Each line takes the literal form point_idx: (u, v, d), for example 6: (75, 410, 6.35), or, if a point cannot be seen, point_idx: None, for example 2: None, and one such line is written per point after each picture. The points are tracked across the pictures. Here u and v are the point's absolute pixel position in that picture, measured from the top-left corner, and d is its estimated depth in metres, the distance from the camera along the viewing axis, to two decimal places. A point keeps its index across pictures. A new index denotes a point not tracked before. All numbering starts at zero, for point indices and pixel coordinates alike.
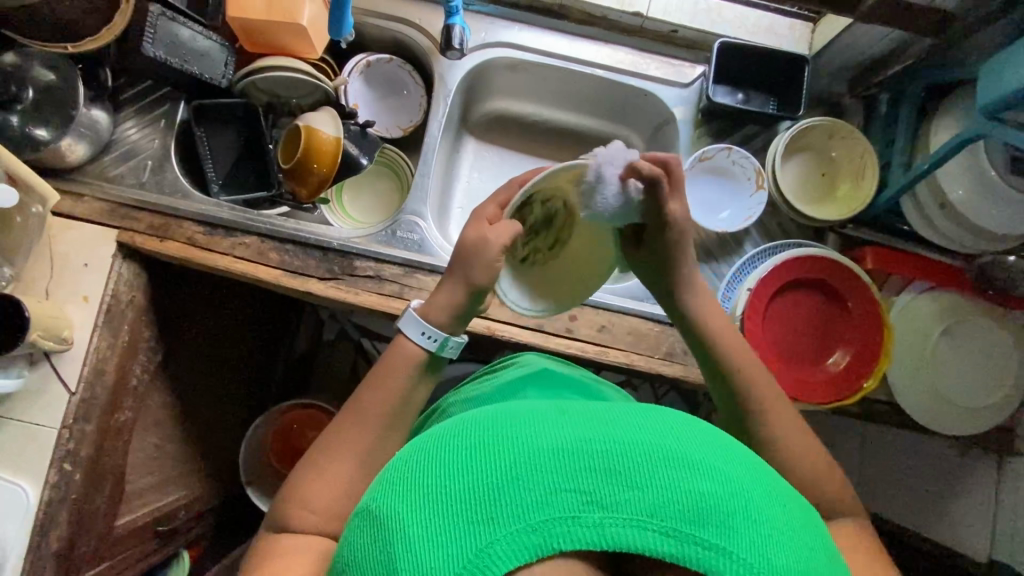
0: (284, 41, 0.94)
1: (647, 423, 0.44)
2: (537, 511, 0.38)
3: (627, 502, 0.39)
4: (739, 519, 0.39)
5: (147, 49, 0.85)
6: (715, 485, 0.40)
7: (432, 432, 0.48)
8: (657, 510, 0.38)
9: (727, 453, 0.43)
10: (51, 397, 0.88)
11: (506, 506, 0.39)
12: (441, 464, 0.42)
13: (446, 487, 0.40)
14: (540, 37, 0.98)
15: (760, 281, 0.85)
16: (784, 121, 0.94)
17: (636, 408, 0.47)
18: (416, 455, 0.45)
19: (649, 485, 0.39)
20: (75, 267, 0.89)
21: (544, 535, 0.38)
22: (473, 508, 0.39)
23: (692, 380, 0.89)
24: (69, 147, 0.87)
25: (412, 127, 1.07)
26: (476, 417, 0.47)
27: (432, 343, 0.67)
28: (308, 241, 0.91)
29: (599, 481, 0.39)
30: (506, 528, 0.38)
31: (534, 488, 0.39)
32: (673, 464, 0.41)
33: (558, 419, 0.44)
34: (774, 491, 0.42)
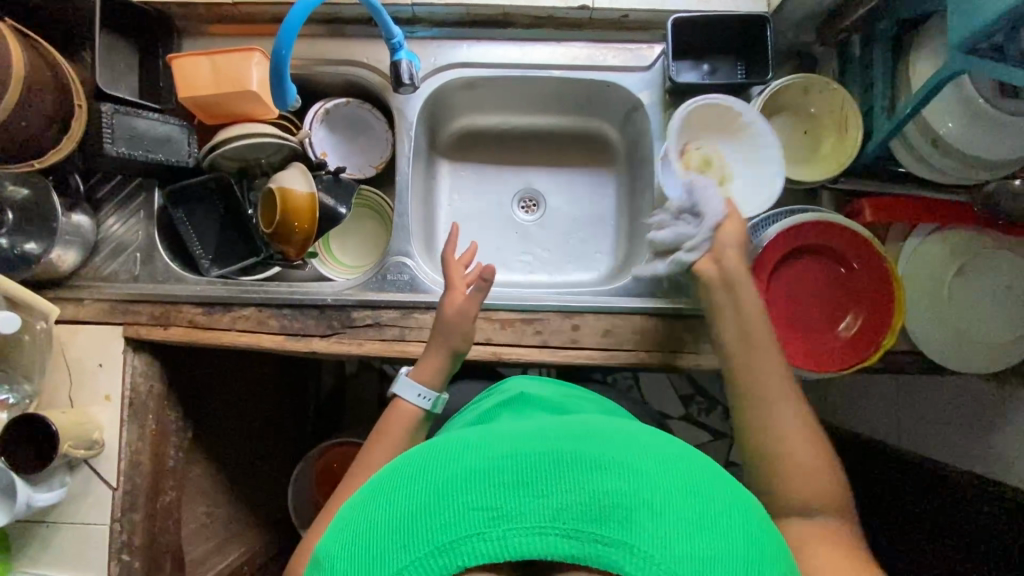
0: (240, 108, 0.94)
1: (559, 435, 0.48)
2: (445, 533, 0.42)
3: (529, 512, 0.42)
4: (642, 513, 0.42)
5: (110, 149, 0.85)
6: (618, 483, 0.43)
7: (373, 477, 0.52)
8: (558, 515, 0.41)
9: (638, 452, 0.47)
10: (96, 496, 0.92)
11: (418, 533, 0.43)
12: (370, 505, 0.47)
13: (374, 526, 0.45)
14: (490, 50, 0.95)
15: (758, 257, 0.83)
16: (755, 86, 0.91)
17: (551, 423, 0.51)
18: (358, 501, 0.49)
19: (552, 492, 0.43)
20: (90, 369, 0.93)
21: (451, 554, 0.41)
22: (395, 541, 0.43)
23: (706, 366, 0.88)
24: (59, 257, 0.89)
25: (384, 163, 1.06)
26: (409, 455, 0.51)
27: (425, 401, 0.79)
28: (303, 301, 0.92)
29: (502, 496, 0.43)
30: (419, 553, 0.42)
31: (444, 512, 0.43)
32: (575, 468, 0.44)
33: (470, 445, 0.48)
34: (685, 479, 0.45)
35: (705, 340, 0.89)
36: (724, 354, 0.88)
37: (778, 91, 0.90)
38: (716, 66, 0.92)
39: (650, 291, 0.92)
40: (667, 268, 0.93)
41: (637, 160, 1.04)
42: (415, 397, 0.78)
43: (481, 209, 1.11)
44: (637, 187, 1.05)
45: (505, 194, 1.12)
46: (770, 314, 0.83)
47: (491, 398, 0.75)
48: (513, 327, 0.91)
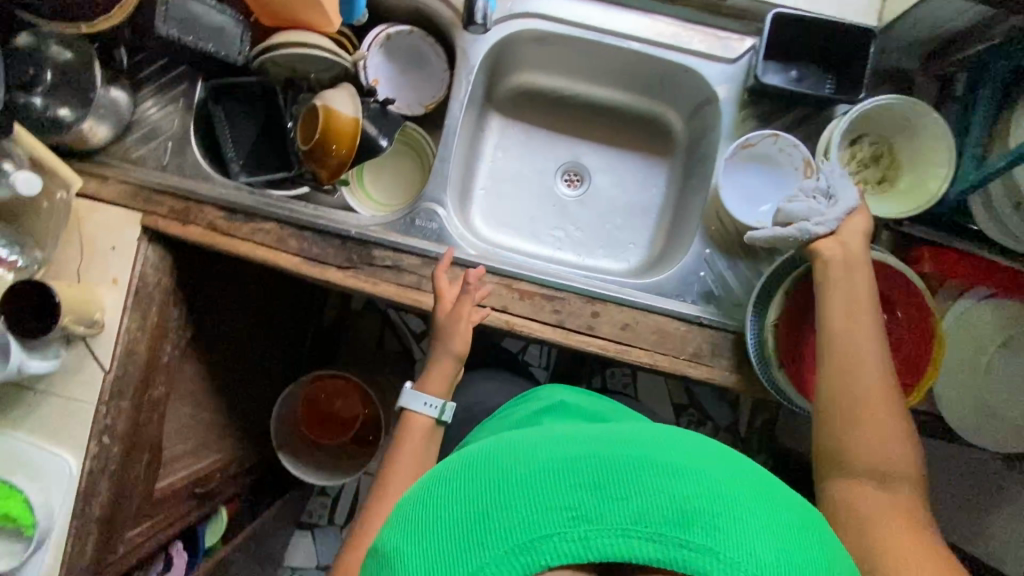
0: (301, 15, 0.89)
1: (629, 437, 0.48)
2: (524, 531, 0.42)
3: (610, 513, 0.41)
4: (723, 519, 0.41)
5: (161, 29, 0.81)
6: (697, 489, 0.43)
7: (433, 473, 0.52)
8: (640, 519, 0.41)
9: (711, 458, 0.46)
10: (88, 374, 0.91)
11: (494, 530, 0.42)
12: (440, 500, 0.47)
13: (445, 521, 0.45)
14: (572, 6, 0.89)
15: (798, 285, 0.79)
16: (842, 104, 0.85)
17: (620, 425, 0.50)
18: (421, 497, 0.49)
19: (633, 494, 0.42)
20: (103, 249, 0.91)
21: (532, 553, 0.41)
22: (469, 536, 0.43)
23: (719, 383, 0.85)
24: (90, 129, 0.87)
25: (435, 104, 1.01)
26: (471, 451, 0.51)
27: (433, 409, 0.84)
28: (327, 228, 0.89)
29: (581, 495, 0.42)
30: (496, 550, 0.41)
31: (520, 510, 0.43)
32: (654, 472, 0.43)
33: (540, 442, 0.48)
34: (759, 489, 0.45)
35: (725, 356, 0.86)
36: (741, 374, 0.85)
37: (868, 113, 0.83)
38: (805, 74, 0.86)
39: (678, 295, 0.89)
40: (702, 274, 0.89)
41: (696, 156, 0.99)
42: (423, 406, 0.84)
43: (523, 173, 1.07)
44: (689, 184, 1.00)
45: (551, 163, 1.08)
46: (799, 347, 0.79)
47: (531, 404, 0.76)
48: (532, 301, 0.88)
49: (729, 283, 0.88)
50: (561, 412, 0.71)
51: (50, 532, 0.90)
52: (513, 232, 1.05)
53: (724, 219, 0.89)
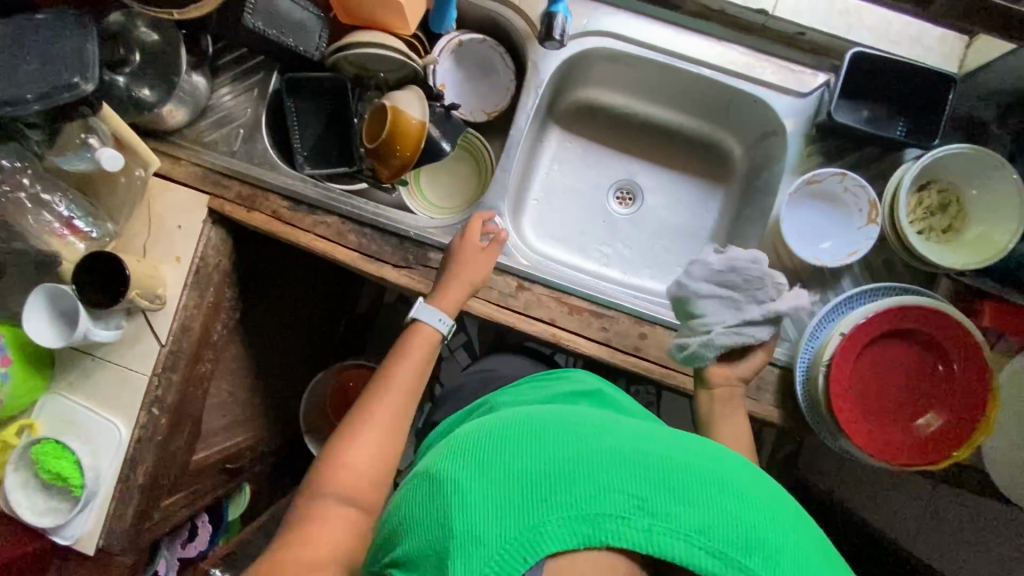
0: (379, 16, 0.92)
1: (697, 453, 0.52)
2: (591, 503, 0.45)
3: (677, 515, 0.45)
4: (783, 556, 0.45)
5: (247, 20, 0.85)
6: (761, 520, 0.47)
7: (495, 423, 0.55)
8: (704, 530, 0.45)
9: (769, 494, 0.51)
10: (144, 347, 0.94)
11: (561, 495, 0.46)
12: (508, 449, 0.50)
13: (513, 470, 0.48)
14: (648, 28, 0.90)
15: (854, 329, 0.78)
16: (913, 149, 0.83)
17: (688, 440, 0.54)
18: (483, 439, 0.53)
19: (699, 506, 0.46)
20: (168, 228, 0.94)
21: (596, 526, 0.45)
22: (536, 490, 0.46)
23: (761, 417, 0.85)
24: (169, 112, 0.90)
25: (497, 112, 1.03)
26: (540, 416, 0.55)
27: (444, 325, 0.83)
28: (387, 227, 0.91)
29: (652, 492, 0.46)
30: (561, 513, 0.45)
31: (591, 483, 0.46)
32: (723, 494, 0.48)
33: (614, 435, 0.52)
34: (809, 535, 0.49)
35: (769, 390, 0.86)
36: (783, 410, 0.85)
37: (943, 159, 0.81)
38: (876, 115, 0.85)
39: None
40: None
41: (755, 186, 0.98)
42: (436, 320, 0.82)
43: (576, 188, 1.08)
44: (745, 214, 0.99)
45: (604, 180, 1.08)
46: (850, 390, 0.79)
47: (561, 383, 0.77)
48: (579, 316, 0.89)
49: None
50: (596, 397, 0.73)
51: (94, 495, 0.93)
52: (562, 245, 1.06)
53: (781, 253, 0.89)
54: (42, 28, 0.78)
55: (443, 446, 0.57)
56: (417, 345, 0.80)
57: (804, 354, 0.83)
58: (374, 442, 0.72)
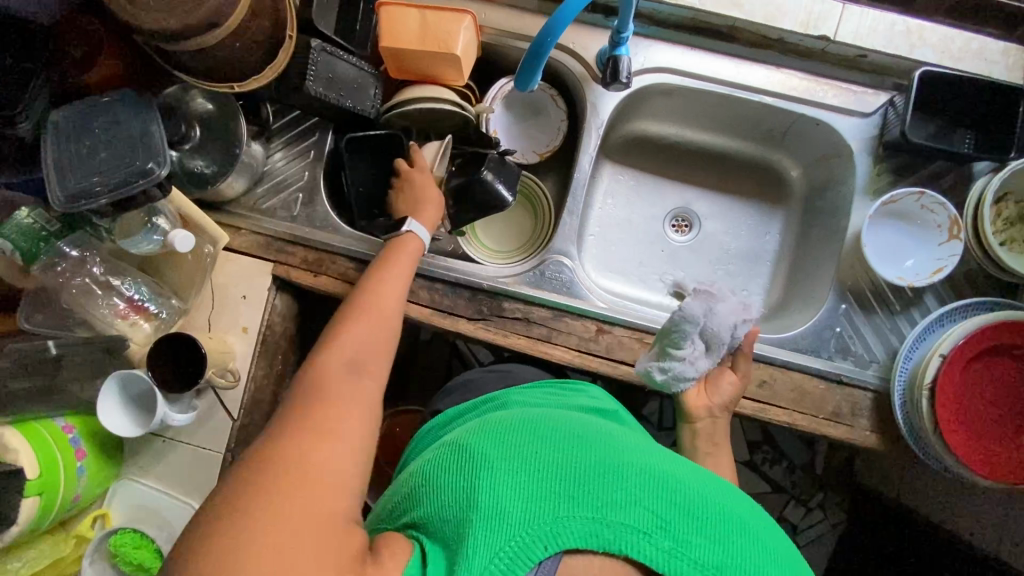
0: (433, 70, 0.91)
1: (720, 489, 0.55)
2: (616, 512, 0.48)
3: (697, 546, 0.48)
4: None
5: (309, 87, 0.84)
6: (774, 567, 0.49)
7: (528, 417, 0.59)
8: (723, 569, 0.47)
9: (782, 542, 0.53)
10: (216, 423, 0.91)
11: (589, 496, 0.49)
12: (540, 443, 0.54)
13: (544, 462, 0.52)
14: (705, 61, 0.89)
15: (957, 346, 0.77)
16: (986, 162, 0.83)
17: (712, 476, 0.57)
18: (516, 427, 0.56)
19: (720, 542, 0.49)
20: (233, 299, 0.91)
21: (614, 533, 0.47)
22: (563, 485, 0.50)
23: (860, 443, 0.83)
24: (230, 184, 0.88)
25: (550, 152, 1.02)
26: (574, 424, 0.58)
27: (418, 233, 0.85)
28: (459, 280, 0.90)
29: (677, 518, 0.49)
30: (584, 512, 0.48)
31: (617, 492, 0.50)
32: (742, 535, 0.50)
33: (647, 459, 0.54)
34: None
35: (864, 415, 0.84)
36: (880, 434, 0.84)
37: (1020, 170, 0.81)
38: (943, 130, 0.85)
39: (815, 350, 0.87)
40: (838, 330, 0.87)
41: (819, 206, 0.97)
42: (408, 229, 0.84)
43: (631, 220, 1.05)
44: (810, 235, 0.98)
45: (660, 210, 1.06)
46: (955, 410, 0.78)
47: (576, 394, 0.76)
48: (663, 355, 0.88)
49: (866, 339, 0.87)
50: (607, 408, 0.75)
51: None
52: (625, 280, 1.03)
53: (860, 273, 0.88)
54: (107, 113, 0.77)
55: (472, 427, 0.60)
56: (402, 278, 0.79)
57: (900, 375, 0.82)
58: (359, 351, 0.67)
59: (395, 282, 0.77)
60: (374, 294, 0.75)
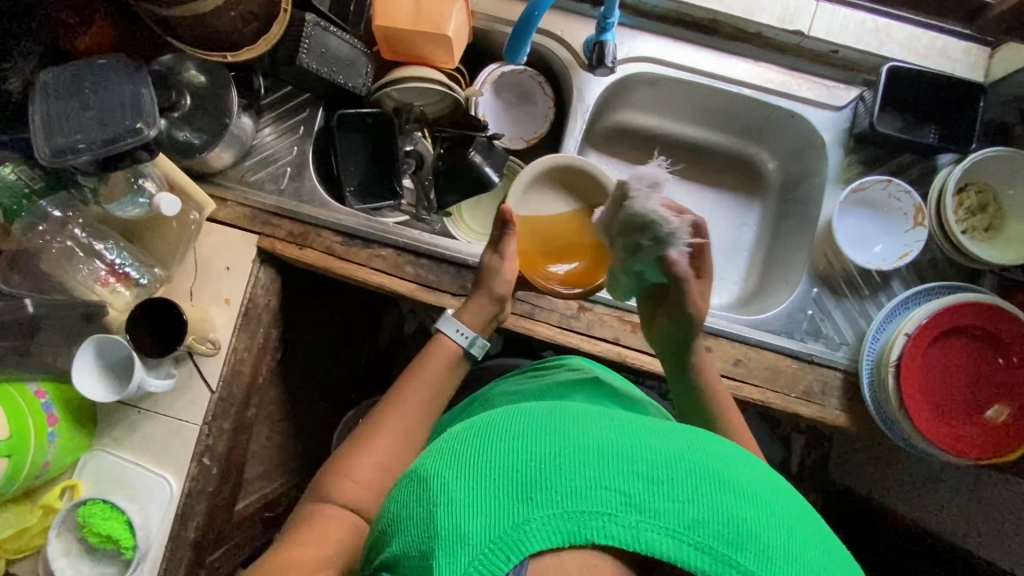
0: (424, 52, 0.93)
1: (690, 442, 0.49)
2: (577, 502, 0.43)
3: (667, 512, 0.43)
4: (783, 556, 0.43)
5: (302, 60, 0.86)
6: (758, 519, 0.45)
7: (478, 417, 0.53)
8: (698, 528, 0.43)
9: (766, 484, 0.49)
10: (194, 395, 0.90)
11: (545, 492, 0.44)
12: (488, 442, 0.48)
13: (496, 463, 0.46)
14: (687, 52, 0.93)
15: (920, 326, 0.80)
16: (950, 155, 0.88)
17: (680, 426, 0.52)
18: (465, 434, 0.50)
19: (693, 500, 0.44)
20: (217, 270, 0.91)
21: (581, 526, 0.43)
22: (518, 489, 0.44)
23: (829, 422, 0.86)
24: (218, 154, 0.88)
25: (537, 138, 1.05)
26: (524, 407, 0.52)
27: (463, 339, 0.80)
28: (444, 256, 0.91)
29: (641, 487, 0.44)
30: (545, 512, 0.43)
31: (577, 477, 0.44)
32: (715, 487, 0.45)
33: (605, 424, 0.49)
34: (818, 536, 0.47)
35: (833, 395, 0.87)
36: (849, 413, 0.86)
37: (980, 162, 0.86)
38: (910, 123, 0.89)
39: (788, 332, 0.90)
40: (811, 313, 0.90)
41: (794, 197, 1.01)
42: (453, 332, 0.80)
43: None
44: (785, 225, 1.02)
45: None
46: (920, 388, 0.81)
47: (555, 373, 0.81)
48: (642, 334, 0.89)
49: (837, 322, 0.90)
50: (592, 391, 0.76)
51: (145, 556, 0.87)
52: None
53: (832, 259, 0.91)
54: (97, 75, 0.77)
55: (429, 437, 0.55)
56: (445, 352, 0.79)
57: (868, 357, 0.85)
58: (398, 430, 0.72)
59: (423, 384, 0.77)
60: (407, 391, 0.76)
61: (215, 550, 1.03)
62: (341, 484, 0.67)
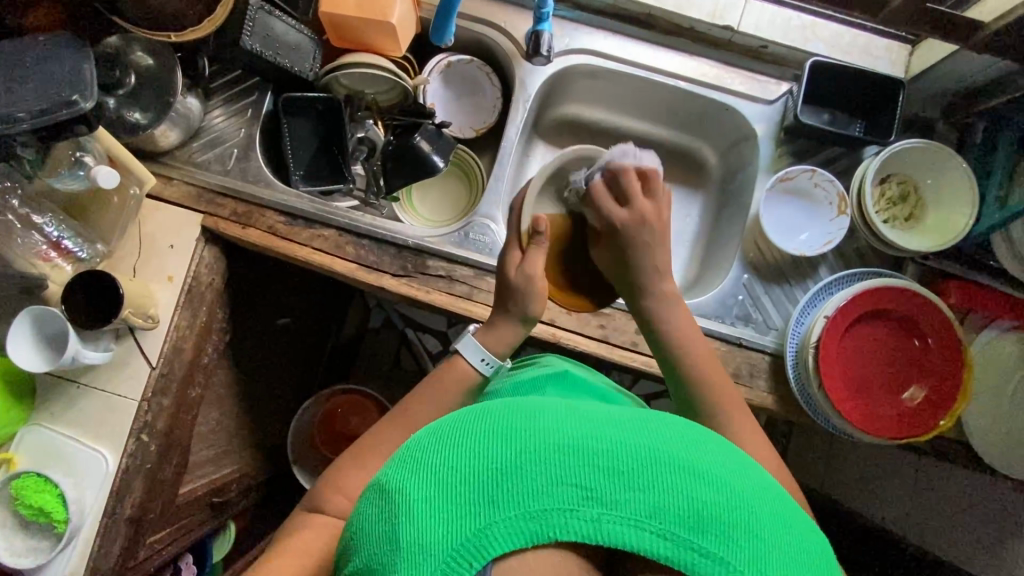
0: (370, 39, 0.96)
1: (651, 424, 0.48)
2: (540, 501, 0.43)
3: (627, 502, 0.43)
4: (741, 534, 0.43)
5: (246, 42, 0.88)
6: (717, 498, 0.44)
7: (440, 419, 0.51)
8: (656, 514, 0.43)
9: (729, 461, 0.48)
10: (133, 370, 0.91)
11: (508, 494, 0.43)
12: (447, 445, 0.47)
13: (454, 467, 0.45)
14: (625, 45, 0.97)
15: (838, 309, 0.83)
16: (872, 147, 0.91)
17: (644, 411, 0.51)
18: (424, 439, 0.49)
19: (651, 488, 0.44)
20: (161, 248, 0.92)
21: (542, 524, 0.43)
22: (476, 493, 0.44)
23: (758, 403, 0.87)
24: (162, 133, 0.90)
25: (486, 128, 1.07)
26: (486, 404, 0.50)
27: (487, 368, 0.78)
28: (384, 237, 0.93)
29: (602, 480, 0.44)
30: (505, 514, 0.43)
31: (535, 477, 0.44)
32: (676, 472, 0.45)
33: (568, 416, 0.47)
34: (779, 509, 0.47)
35: (762, 377, 0.89)
36: (778, 395, 0.88)
37: (899, 153, 0.89)
38: (835, 118, 0.93)
39: (718, 316, 0.92)
40: (741, 298, 0.93)
41: (732, 189, 1.04)
42: (478, 361, 0.77)
43: None
44: (724, 216, 1.04)
45: None
46: (838, 370, 0.84)
47: (531, 371, 0.82)
48: (577, 316, 0.91)
49: (766, 307, 0.92)
50: (560, 381, 0.78)
51: (77, 531, 0.87)
52: None
53: (762, 246, 0.94)
54: (38, 50, 0.79)
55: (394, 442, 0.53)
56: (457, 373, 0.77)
57: (793, 339, 0.87)
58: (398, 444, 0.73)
59: (428, 405, 0.75)
60: (413, 413, 0.74)
61: (156, 533, 1.01)
62: (336, 496, 0.68)
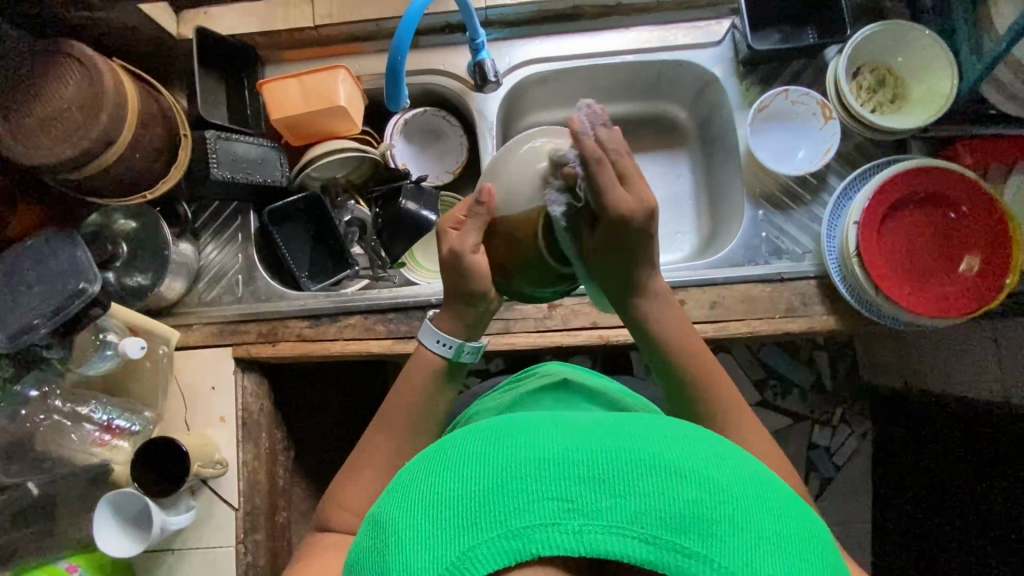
0: (326, 126, 0.97)
1: (632, 428, 0.43)
2: (520, 517, 0.37)
3: (608, 509, 0.37)
4: (727, 531, 0.37)
5: (215, 173, 0.89)
6: (701, 494, 0.38)
7: (433, 444, 0.46)
8: (637, 516, 0.37)
9: (720, 459, 0.41)
10: (218, 518, 0.91)
11: (488, 514, 0.38)
12: (433, 472, 0.41)
13: (436, 491, 0.40)
14: (563, 43, 0.98)
15: (864, 211, 0.83)
16: (831, 48, 0.92)
17: (627, 417, 0.45)
18: (416, 465, 0.44)
19: (630, 491, 0.38)
20: (204, 392, 0.93)
21: (523, 541, 0.37)
22: (461, 516, 0.38)
23: (822, 329, 0.86)
24: (168, 286, 0.91)
25: (460, 168, 1.08)
26: (476, 427, 0.45)
27: (447, 350, 0.66)
28: (408, 305, 0.93)
29: (581, 488, 0.38)
30: (486, 534, 0.37)
31: (516, 496, 0.38)
32: (657, 473, 0.38)
33: (547, 431, 0.42)
34: (773, 504, 0.39)
35: (816, 302, 0.87)
36: (837, 313, 0.86)
37: (859, 44, 0.90)
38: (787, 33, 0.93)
39: (751, 259, 0.90)
40: (765, 234, 0.92)
41: (712, 135, 1.04)
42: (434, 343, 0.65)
43: None
44: (716, 162, 1.03)
45: None
46: (883, 265, 0.83)
47: (529, 380, 0.78)
48: None
49: (793, 234, 0.91)
50: (557, 396, 0.72)
51: None
52: None
53: (764, 178, 0.93)
54: (35, 254, 0.81)
55: None
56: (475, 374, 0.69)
57: (831, 255, 0.86)
58: None
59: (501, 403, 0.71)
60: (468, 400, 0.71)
61: None
62: None
